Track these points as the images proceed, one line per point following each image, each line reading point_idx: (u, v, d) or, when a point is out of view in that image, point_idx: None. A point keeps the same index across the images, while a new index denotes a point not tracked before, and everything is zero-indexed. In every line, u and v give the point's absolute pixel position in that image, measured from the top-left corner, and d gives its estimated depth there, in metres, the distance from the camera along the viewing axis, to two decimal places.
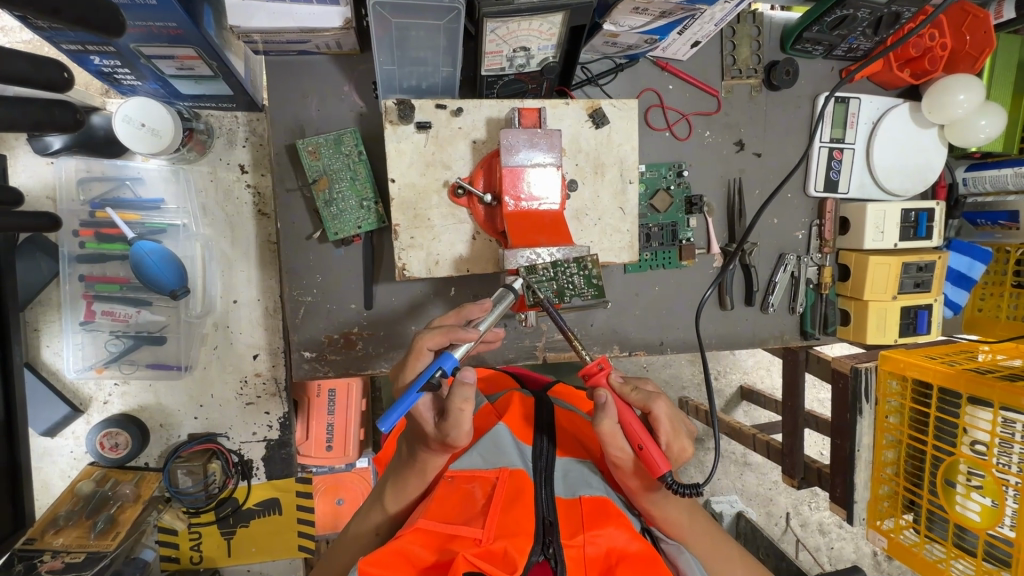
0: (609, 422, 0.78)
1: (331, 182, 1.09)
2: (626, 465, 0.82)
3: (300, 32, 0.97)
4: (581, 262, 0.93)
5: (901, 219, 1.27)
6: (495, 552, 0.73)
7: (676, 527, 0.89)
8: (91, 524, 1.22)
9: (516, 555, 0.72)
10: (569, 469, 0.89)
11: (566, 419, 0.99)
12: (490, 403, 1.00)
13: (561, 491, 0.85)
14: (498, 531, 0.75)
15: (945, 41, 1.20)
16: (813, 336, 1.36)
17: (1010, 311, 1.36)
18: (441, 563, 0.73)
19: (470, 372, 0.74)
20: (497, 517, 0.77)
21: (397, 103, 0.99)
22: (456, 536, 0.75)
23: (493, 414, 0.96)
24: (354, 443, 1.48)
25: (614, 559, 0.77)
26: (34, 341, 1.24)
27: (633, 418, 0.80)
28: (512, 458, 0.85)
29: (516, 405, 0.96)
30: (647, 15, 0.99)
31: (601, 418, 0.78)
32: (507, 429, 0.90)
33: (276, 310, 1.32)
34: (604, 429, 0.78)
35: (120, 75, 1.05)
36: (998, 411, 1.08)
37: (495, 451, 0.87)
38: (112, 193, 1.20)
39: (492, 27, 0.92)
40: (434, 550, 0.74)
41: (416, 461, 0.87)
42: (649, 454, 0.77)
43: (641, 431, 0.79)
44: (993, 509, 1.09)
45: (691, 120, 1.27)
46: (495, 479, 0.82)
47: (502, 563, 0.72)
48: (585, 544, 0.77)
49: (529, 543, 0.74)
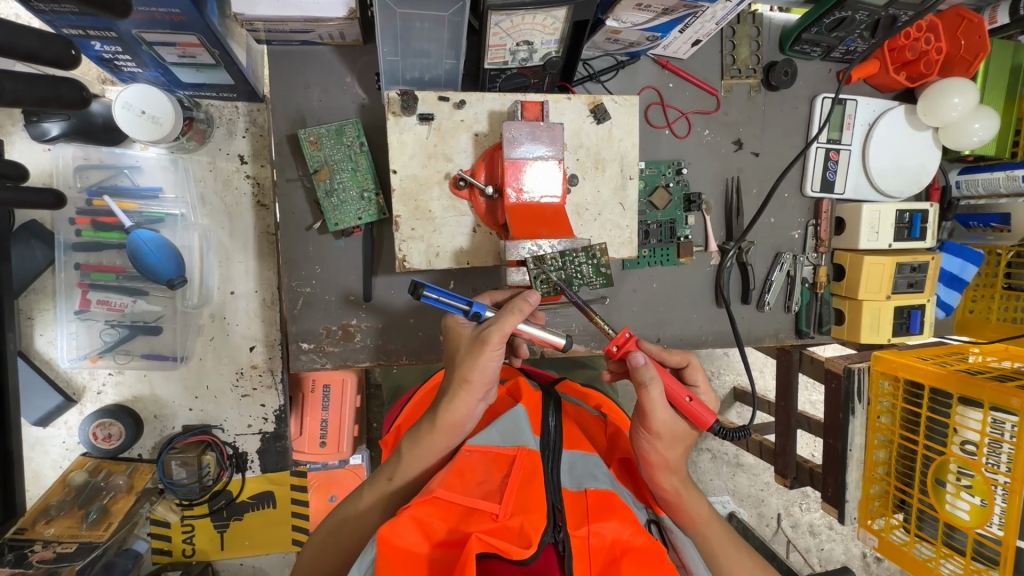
0: (656, 387, 0.84)
1: (332, 173, 1.09)
2: (667, 431, 0.87)
3: (305, 21, 0.96)
4: (590, 252, 0.99)
5: (896, 221, 1.29)
6: (511, 527, 0.74)
7: (693, 518, 0.93)
8: (83, 514, 1.21)
9: (532, 532, 0.73)
10: (575, 462, 0.88)
11: (569, 408, 1.02)
12: (503, 386, 1.06)
13: (569, 481, 0.84)
14: (514, 507, 0.76)
15: (939, 45, 1.22)
16: (808, 335, 1.37)
17: (1001, 312, 1.38)
18: (454, 541, 0.73)
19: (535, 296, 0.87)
20: (513, 494, 0.77)
21: (400, 93, 0.99)
22: (473, 510, 0.76)
23: (509, 398, 1.01)
24: (347, 438, 1.34)
25: (619, 552, 0.76)
26: (27, 329, 1.22)
27: (670, 379, 0.89)
28: (528, 438, 0.87)
29: (529, 393, 0.98)
30: (649, 12, 1.00)
31: (646, 377, 0.84)
32: (525, 411, 0.92)
33: (274, 301, 1.31)
34: (650, 388, 0.84)
35: (121, 61, 1.04)
36: (988, 411, 1.11)
37: (513, 429, 0.88)
38: (110, 181, 1.20)
39: (497, 19, 0.92)
40: (449, 524, 0.75)
41: (442, 421, 0.86)
42: (696, 407, 0.87)
43: (680, 386, 0.88)
44: (982, 507, 1.12)
45: (690, 118, 1.28)
46: (513, 455, 0.83)
47: (518, 539, 0.72)
48: (589, 534, 0.76)
49: (544, 522, 0.75)
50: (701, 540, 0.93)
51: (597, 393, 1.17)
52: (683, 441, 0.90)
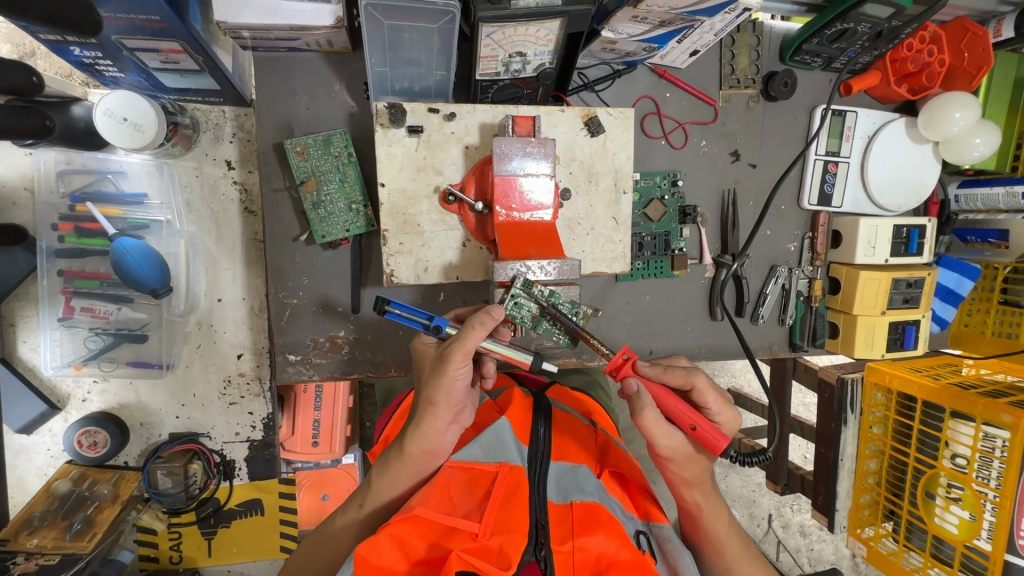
0: (652, 414, 0.80)
1: (320, 184, 1.06)
2: (677, 454, 0.85)
3: (291, 29, 0.94)
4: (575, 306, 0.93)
5: (893, 235, 1.27)
6: (490, 547, 0.73)
7: (712, 534, 0.93)
8: (66, 525, 1.19)
9: (512, 552, 0.71)
10: (562, 476, 0.86)
11: (558, 417, 0.98)
12: (493, 399, 1.02)
13: (555, 496, 0.83)
14: (495, 526, 0.75)
15: (942, 58, 1.19)
16: (801, 349, 1.36)
17: (995, 327, 1.37)
18: (432, 559, 0.72)
19: (500, 310, 0.79)
20: (494, 512, 0.76)
21: (389, 106, 0.96)
22: (453, 529, 0.74)
23: (495, 410, 0.98)
24: (339, 437, 1.44)
25: (604, 565, 0.75)
26: (10, 336, 1.21)
27: (676, 402, 0.82)
28: (511, 455, 0.85)
29: (517, 402, 0.96)
30: (645, 24, 0.97)
31: (641, 408, 0.80)
32: (509, 424, 0.89)
33: (262, 309, 1.29)
34: (647, 417, 0.80)
35: (103, 66, 1.01)
36: (979, 426, 1.10)
37: (496, 444, 0.86)
38: (93, 186, 1.17)
39: (488, 31, 0.90)
40: (428, 543, 0.73)
41: (412, 444, 0.83)
42: (702, 434, 0.81)
43: (686, 410, 0.82)
44: (970, 522, 1.11)
45: (687, 128, 1.26)
46: (495, 472, 0.81)
47: (497, 559, 0.71)
48: (573, 550, 0.75)
49: (525, 541, 0.73)
50: (716, 552, 0.94)
51: (589, 398, 1.16)
52: (702, 462, 0.87)
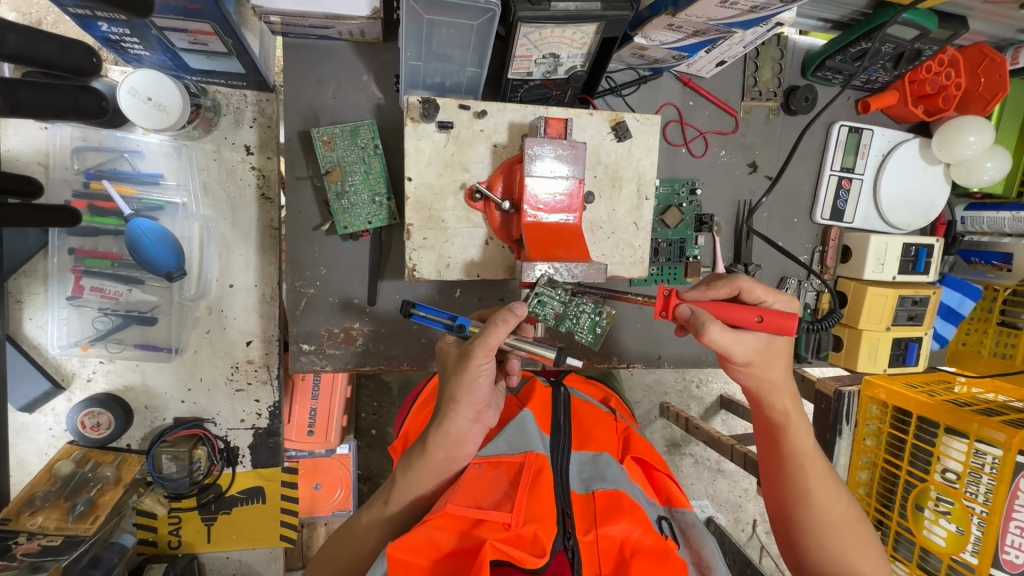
0: (718, 325, 0.76)
1: (344, 174, 1.06)
2: (756, 356, 0.81)
3: (325, 17, 0.93)
4: (597, 305, 0.90)
5: (902, 253, 1.30)
6: (524, 536, 0.73)
7: (796, 451, 0.89)
8: (69, 507, 1.17)
9: (545, 539, 0.72)
10: (584, 465, 0.87)
11: (578, 406, 0.99)
12: (513, 393, 1.03)
13: (578, 485, 0.83)
14: (526, 515, 0.75)
15: (959, 81, 1.22)
16: (805, 360, 1.39)
17: (992, 347, 1.40)
18: (464, 549, 0.72)
19: (522, 306, 0.77)
20: (523, 500, 0.76)
21: (421, 100, 0.96)
22: (481, 521, 0.75)
23: (516, 403, 0.99)
24: (335, 429, 1.41)
25: (628, 552, 0.74)
26: (15, 312, 1.18)
27: (731, 307, 0.79)
28: (535, 443, 0.86)
29: (538, 393, 0.98)
30: (680, 33, 0.98)
31: (705, 326, 0.76)
32: (531, 415, 0.91)
33: (273, 297, 1.28)
34: (715, 330, 0.76)
35: (128, 43, 0.99)
36: (972, 443, 1.12)
37: (520, 437, 0.87)
38: (109, 165, 1.15)
39: (525, 31, 0.89)
40: (455, 535, 0.74)
41: (435, 441, 0.83)
42: (773, 322, 0.77)
43: (743, 309, 0.78)
44: (958, 535, 1.14)
45: (708, 137, 1.27)
46: (521, 462, 0.82)
47: (531, 547, 0.72)
48: (597, 539, 0.75)
49: (555, 528, 0.74)
50: (801, 475, 0.89)
51: (603, 386, 1.17)
52: (781, 356, 0.83)
